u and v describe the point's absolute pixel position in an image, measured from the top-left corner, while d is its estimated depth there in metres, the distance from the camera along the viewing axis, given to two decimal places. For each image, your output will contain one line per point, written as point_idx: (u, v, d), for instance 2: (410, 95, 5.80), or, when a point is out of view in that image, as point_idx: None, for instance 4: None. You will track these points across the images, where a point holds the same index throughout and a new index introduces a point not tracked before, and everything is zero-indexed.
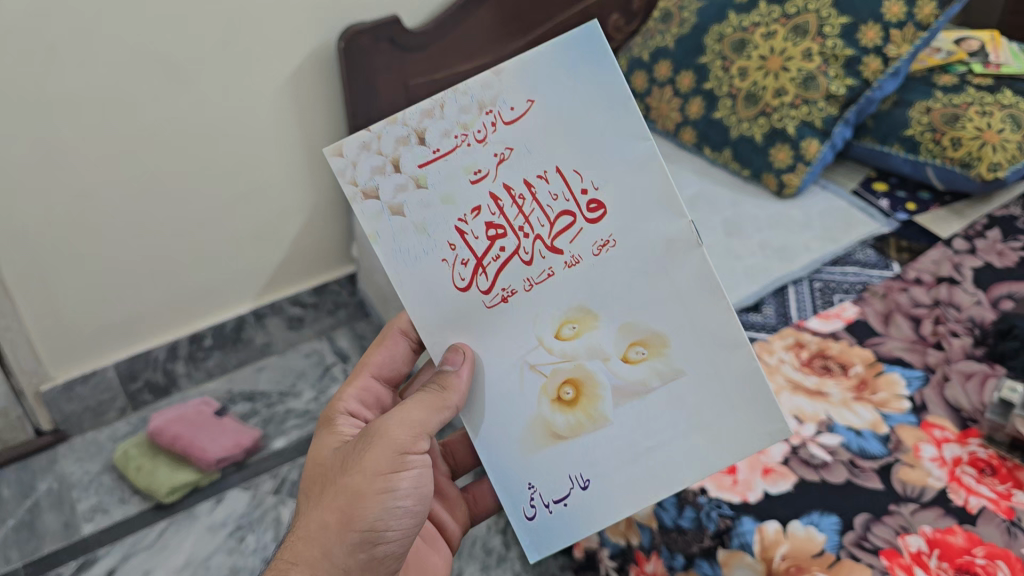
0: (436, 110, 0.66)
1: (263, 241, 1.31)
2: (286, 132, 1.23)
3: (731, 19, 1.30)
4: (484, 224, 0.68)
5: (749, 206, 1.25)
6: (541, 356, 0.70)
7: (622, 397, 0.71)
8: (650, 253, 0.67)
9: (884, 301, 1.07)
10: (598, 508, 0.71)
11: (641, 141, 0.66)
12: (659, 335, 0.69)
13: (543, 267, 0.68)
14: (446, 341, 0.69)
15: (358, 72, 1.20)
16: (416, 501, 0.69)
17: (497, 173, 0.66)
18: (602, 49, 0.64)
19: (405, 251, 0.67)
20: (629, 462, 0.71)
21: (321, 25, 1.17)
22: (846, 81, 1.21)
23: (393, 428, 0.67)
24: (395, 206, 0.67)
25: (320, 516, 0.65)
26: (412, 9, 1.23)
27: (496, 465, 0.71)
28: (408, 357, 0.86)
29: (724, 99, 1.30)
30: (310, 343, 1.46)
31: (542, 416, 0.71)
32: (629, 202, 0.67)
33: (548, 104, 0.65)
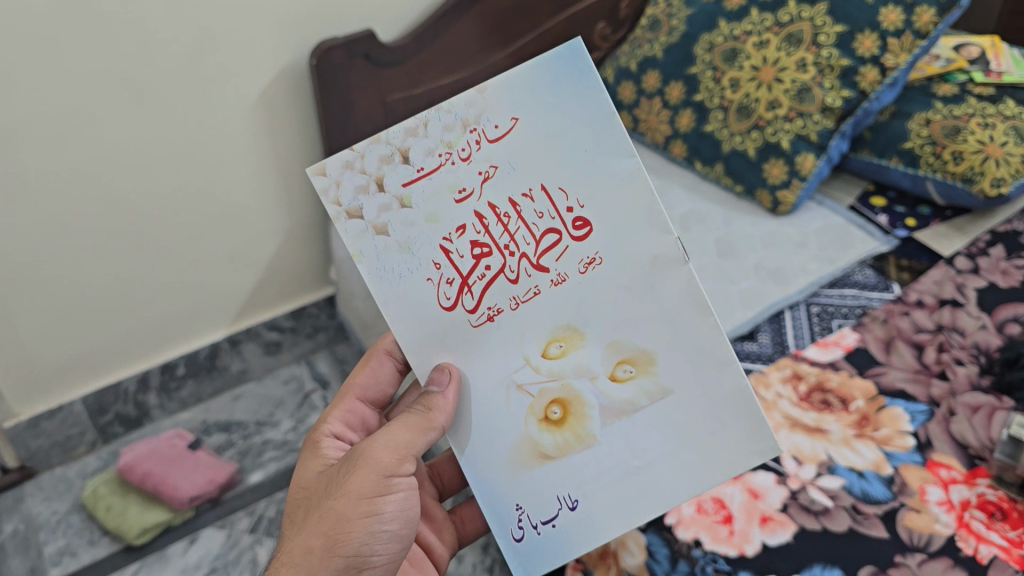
0: (420, 128, 0.67)
1: (237, 265, 1.25)
2: (258, 152, 1.18)
3: (721, 27, 1.24)
4: (470, 243, 0.68)
5: (742, 224, 1.19)
6: (527, 375, 0.70)
7: (609, 416, 0.71)
8: (635, 271, 0.68)
9: (885, 326, 1.02)
10: (588, 529, 0.71)
11: (625, 158, 0.67)
12: (647, 353, 0.70)
13: (529, 286, 0.69)
14: (431, 361, 0.70)
15: (333, 90, 1.14)
16: (404, 524, 0.69)
17: (482, 191, 0.67)
18: (587, 67, 0.65)
19: (390, 270, 0.68)
20: (618, 481, 0.71)
21: (293, 41, 1.11)
22: (842, 93, 1.16)
23: (377, 450, 0.68)
24: (379, 225, 0.67)
25: (305, 540, 0.66)
26: (387, 23, 1.18)
27: (484, 486, 0.71)
28: (394, 378, 0.85)
29: (715, 111, 1.24)
30: (288, 369, 1.40)
31: (529, 436, 0.71)
32: (615, 219, 0.68)
33: (534, 122, 0.66)
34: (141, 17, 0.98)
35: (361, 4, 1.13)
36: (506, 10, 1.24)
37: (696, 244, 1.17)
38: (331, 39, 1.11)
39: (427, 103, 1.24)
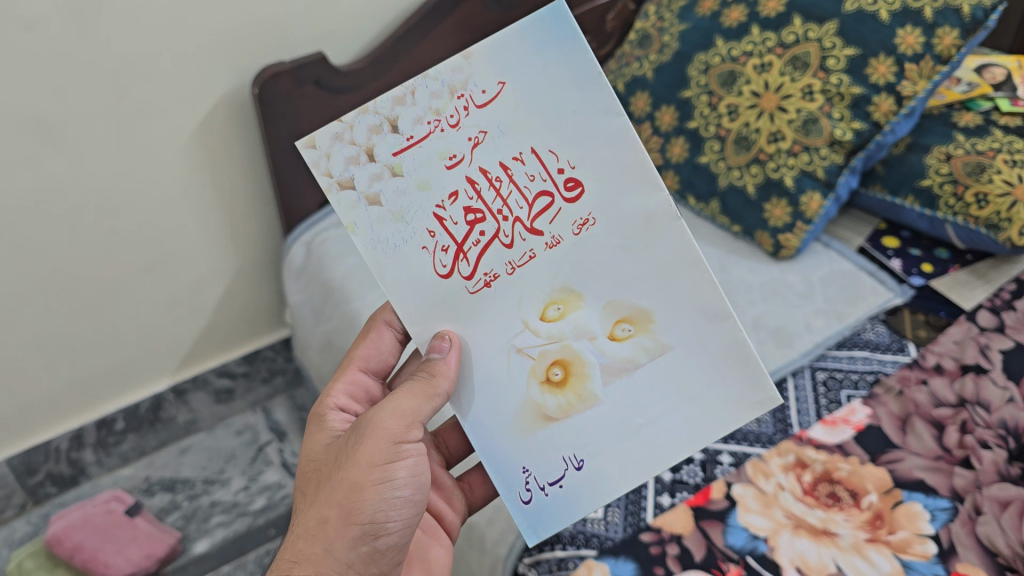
0: (408, 96, 0.63)
1: (179, 310, 1.13)
2: (199, 189, 1.05)
3: (718, 46, 1.11)
4: (463, 208, 0.65)
5: (739, 270, 1.07)
6: (527, 339, 0.67)
7: (608, 375, 0.68)
8: (629, 232, 0.65)
9: (899, 400, 0.91)
10: (597, 488, 0.68)
11: (613, 117, 0.64)
12: (643, 311, 0.67)
13: (524, 251, 0.66)
14: (430, 329, 0.66)
15: (279, 121, 1.01)
16: (415, 490, 0.64)
17: (473, 157, 0.64)
18: (570, 27, 0.62)
19: (384, 239, 0.64)
20: (621, 440, 0.68)
21: (234, 67, 0.98)
22: (853, 125, 1.04)
23: (383, 416, 0.64)
24: (373, 196, 0.64)
25: (320, 511, 0.61)
26: (340, 45, 1.05)
27: (490, 452, 0.67)
28: (394, 349, 0.78)
29: (711, 141, 1.11)
30: (242, 416, 1.28)
31: (532, 398, 0.67)
32: (606, 180, 0.65)
33: (522, 86, 0.63)
34: (52, 47, 0.85)
35: (311, 24, 1.00)
36: (479, 29, 1.11)
37: None
38: (275, 64, 0.98)
39: None
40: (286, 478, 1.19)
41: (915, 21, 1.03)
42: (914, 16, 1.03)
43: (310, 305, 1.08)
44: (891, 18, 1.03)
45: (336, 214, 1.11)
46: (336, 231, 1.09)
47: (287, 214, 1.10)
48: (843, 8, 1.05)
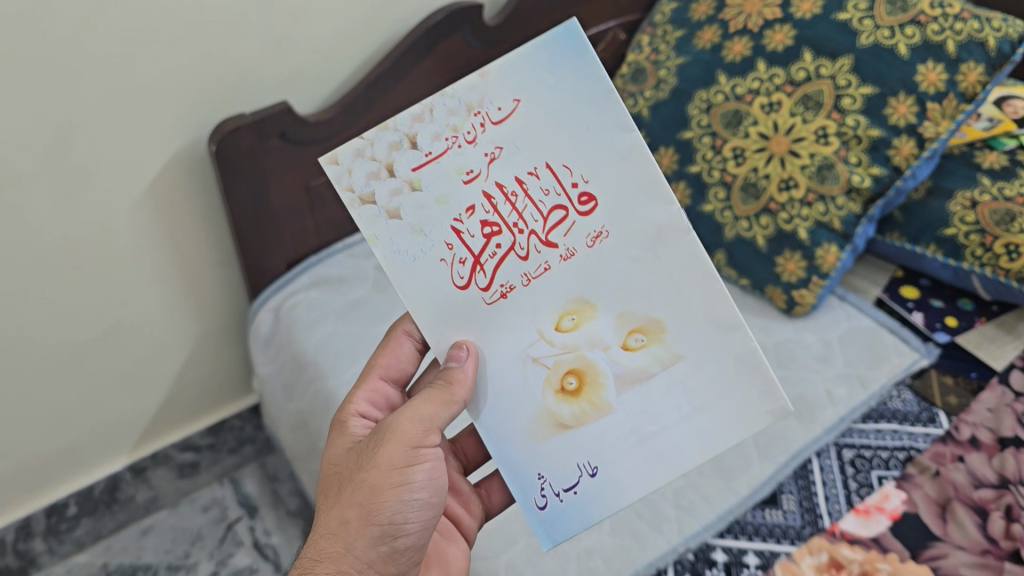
0: (426, 113, 0.60)
1: (137, 381, 1.02)
2: (155, 252, 0.94)
3: (721, 83, 1.02)
4: (480, 220, 0.61)
5: (751, 330, 0.98)
6: (542, 348, 0.63)
7: (622, 384, 0.64)
8: (642, 241, 0.63)
9: (937, 484, 0.82)
10: (612, 495, 0.63)
11: (625, 133, 0.61)
12: (656, 321, 0.64)
13: (539, 263, 0.62)
14: (447, 339, 0.62)
15: (242, 181, 0.89)
16: (433, 493, 0.62)
17: (489, 172, 0.61)
18: (585, 47, 0.60)
19: (402, 252, 0.61)
20: (634, 448, 0.64)
21: (188, 120, 0.87)
22: (871, 170, 0.95)
23: (400, 420, 0.61)
24: (392, 209, 0.60)
25: (340, 511, 0.59)
26: (307, 93, 0.94)
27: (504, 458, 0.63)
28: (413, 358, 0.75)
29: (715, 187, 1.02)
30: (209, 490, 1.16)
31: (546, 407, 0.64)
32: (620, 192, 0.62)
33: (538, 101, 0.61)
34: None
35: (273, 70, 0.90)
36: (461, 69, 1.01)
37: None
38: (234, 118, 0.86)
39: None
40: (258, 561, 1.08)
41: (937, 56, 0.94)
42: (936, 50, 0.94)
43: (280, 377, 0.97)
44: (910, 53, 0.95)
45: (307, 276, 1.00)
46: (307, 293, 0.98)
47: (252, 278, 0.99)
48: (858, 42, 0.96)
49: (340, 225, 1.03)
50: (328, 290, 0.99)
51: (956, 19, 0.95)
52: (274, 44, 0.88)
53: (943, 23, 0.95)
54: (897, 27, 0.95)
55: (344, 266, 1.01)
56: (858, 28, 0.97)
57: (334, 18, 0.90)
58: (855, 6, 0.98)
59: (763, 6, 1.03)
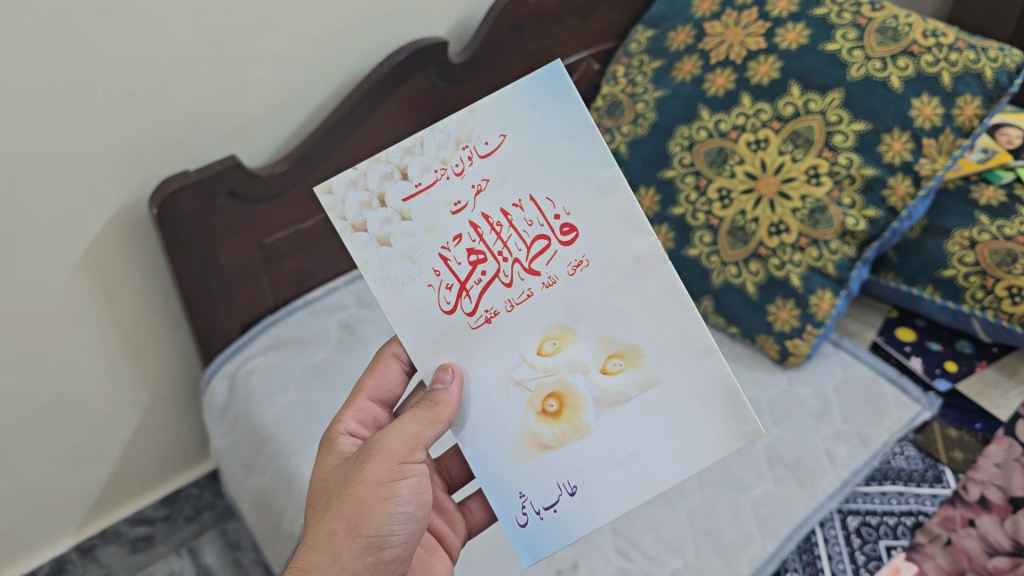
0: (416, 146, 0.60)
1: (80, 458, 0.93)
2: (95, 323, 0.85)
3: (704, 118, 0.96)
4: (466, 249, 0.60)
5: (742, 383, 0.92)
6: (524, 372, 0.60)
7: (602, 407, 0.61)
8: (617, 270, 0.59)
9: (949, 553, 0.76)
10: (592, 514, 0.60)
11: (604, 167, 0.59)
12: (633, 345, 0.60)
13: (522, 289, 0.60)
14: (435, 360, 0.60)
15: (188, 244, 0.81)
16: (418, 506, 0.59)
17: (475, 203, 0.59)
18: (567, 85, 0.59)
19: (391, 278, 0.59)
20: (612, 470, 0.60)
21: (127, 181, 0.79)
22: (866, 212, 0.90)
23: (386, 437, 0.58)
24: (383, 237, 0.59)
25: (327, 523, 0.56)
26: (258, 144, 0.86)
27: (486, 476, 0.60)
28: (400, 380, 0.71)
29: (700, 230, 0.95)
30: (166, 561, 1.07)
31: (528, 427, 0.60)
32: (599, 221, 0.59)
33: (523, 138, 0.59)
34: None
35: (219, 120, 0.82)
36: (426, 110, 0.94)
37: None
38: (176, 177, 0.78)
39: (321, 233, 0.93)
40: None
41: (931, 88, 0.89)
42: (931, 83, 0.89)
43: (238, 451, 0.89)
44: (904, 86, 0.89)
45: (263, 339, 0.92)
46: (264, 357, 0.91)
47: (204, 344, 0.90)
48: (848, 75, 0.90)
49: (299, 280, 0.95)
50: (288, 352, 0.91)
51: (950, 48, 0.90)
52: (219, 92, 0.80)
53: (937, 53, 0.90)
54: (888, 59, 0.90)
55: (303, 327, 0.93)
56: (848, 60, 0.91)
57: (285, 61, 0.83)
58: (844, 35, 0.92)
59: (745, 35, 0.97)
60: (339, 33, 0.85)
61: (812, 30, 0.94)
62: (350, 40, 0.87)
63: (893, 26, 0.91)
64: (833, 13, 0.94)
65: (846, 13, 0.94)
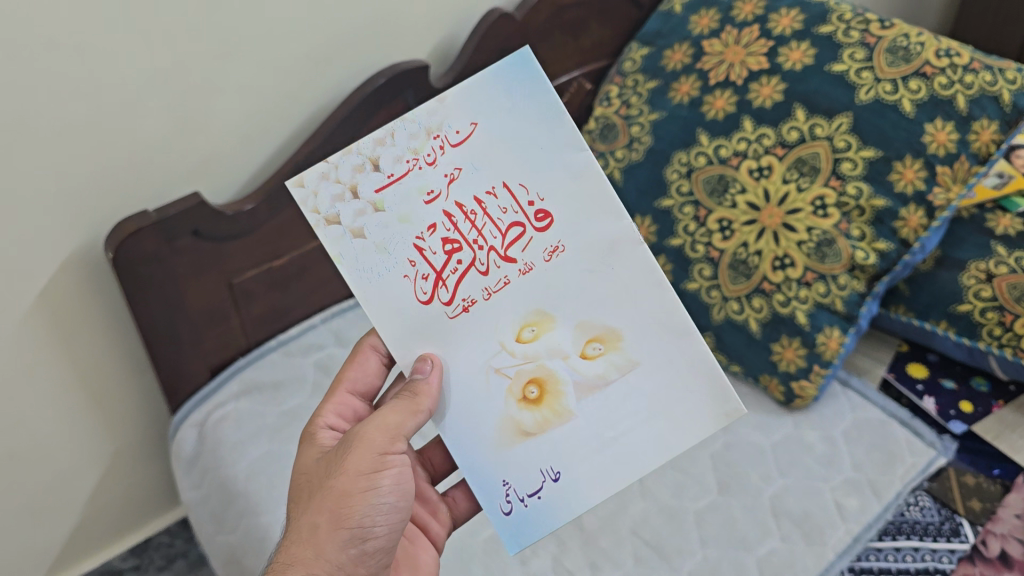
0: (387, 137, 0.58)
1: (40, 512, 0.88)
2: (51, 373, 0.79)
3: (704, 143, 0.91)
4: (441, 238, 0.58)
5: (744, 427, 0.87)
6: (503, 359, 0.59)
7: (583, 392, 0.61)
8: (593, 256, 0.59)
9: None
10: (577, 498, 0.60)
11: (576, 154, 0.59)
12: (613, 330, 0.60)
13: (499, 278, 0.59)
14: (413, 351, 0.59)
15: (147, 289, 0.75)
16: (401, 496, 0.58)
17: (449, 192, 0.58)
18: (536, 72, 0.59)
19: (365, 270, 0.58)
20: (595, 454, 0.60)
21: (81, 225, 0.73)
22: (877, 244, 0.84)
23: (366, 428, 0.57)
24: (357, 229, 0.58)
25: (310, 515, 0.55)
26: (226, 179, 0.81)
27: (469, 465, 0.59)
28: (381, 373, 0.68)
29: (700, 263, 0.90)
30: None
31: (509, 414, 0.60)
32: (575, 206, 0.59)
33: (494, 127, 0.59)
34: None
35: (182, 156, 0.76)
36: None
37: (690, 468, 0.84)
38: (133, 218, 0.72)
39: (295, 270, 0.87)
40: None
41: (946, 113, 0.82)
42: (945, 106, 0.82)
43: (207, 507, 0.82)
44: (916, 110, 0.83)
45: (234, 386, 0.86)
46: (236, 404, 0.85)
47: (170, 390, 0.85)
48: (857, 98, 0.84)
49: (272, 319, 0.89)
50: (260, 399, 0.85)
51: (965, 70, 0.83)
52: (181, 126, 0.75)
53: (952, 74, 0.83)
54: (899, 81, 0.84)
55: (277, 369, 0.87)
56: (856, 81, 0.85)
57: (253, 91, 0.78)
58: (851, 55, 0.86)
59: (746, 54, 0.92)
60: (311, 59, 0.80)
61: (818, 49, 0.88)
62: (323, 66, 0.81)
63: (904, 45, 0.85)
64: (840, 30, 0.88)
65: (854, 31, 0.88)
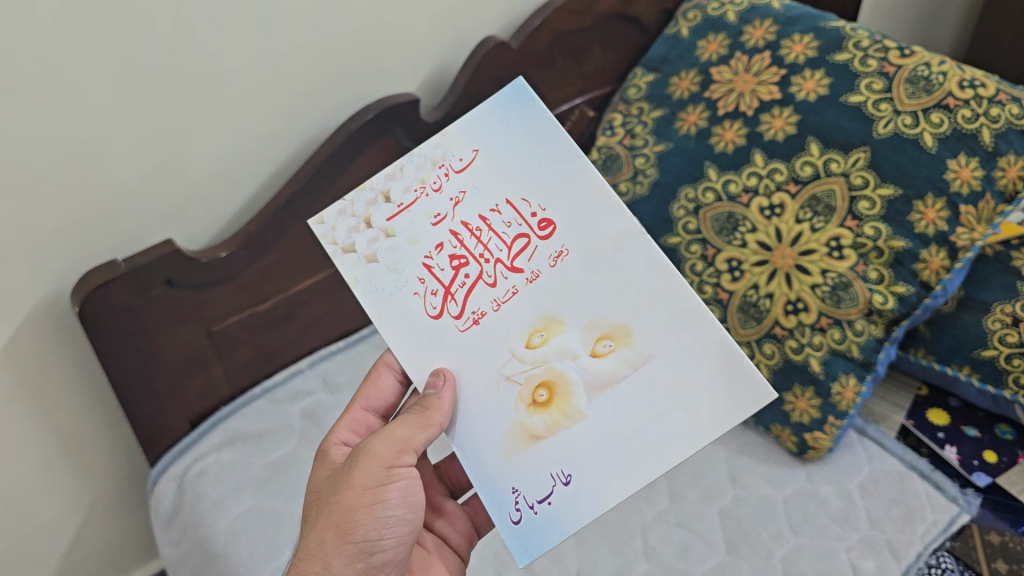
0: (397, 172, 0.60)
1: (12, 564, 0.83)
2: (21, 421, 0.76)
3: (712, 178, 0.86)
4: (448, 254, 0.58)
5: (754, 476, 0.82)
6: (514, 366, 0.55)
7: (592, 391, 0.54)
8: (594, 254, 0.55)
9: None
10: (588, 502, 0.52)
11: (573, 161, 0.57)
12: (622, 324, 0.54)
13: (506, 288, 0.56)
14: (428, 367, 0.57)
15: (117, 339, 0.73)
16: (410, 508, 0.54)
17: (454, 213, 0.58)
18: (533, 99, 0.59)
19: (378, 291, 0.58)
20: (606, 453, 0.53)
21: (50, 269, 0.71)
22: (895, 288, 0.78)
23: (374, 442, 0.54)
24: (370, 254, 0.59)
25: (317, 531, 0.53)
26: (201, 216, 0.79)
27: (481, 477, 0.55)
28: (396, 391, 0.65)
29: (709, 306, 0.85)
30: None
31: (518, 421, 0.55)
32: (577, 209, 0.56)
33: (494, 150, 0.59)
34: None
35: (155, 198, 0.75)
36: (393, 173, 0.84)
37: (697, 528, 0.77)
38: (103, 269, 0.70)
39: (282, 314, 0.84)
40: None
41: (970, 147, 0.76)
42: (969, 141, 0.76)
43: (187, 564, 0.77)
44: (938, 145, 0.77)
45: (216, 436, 0.82)
46: (217, 456, 0.80)
47: (149, 441, 0.81)
48: (875, 132, 0.79)
49: (258, 363, 0.86)
50: (242, 450, 0.80)
51: (991, 101, 0.76)
52: (153, 167, 0.73)
53: (976, 107, 0.77)
54: (920, 113, 0.78)
55: (262, 418, 0.83)
56: (873, 114, 0.80)
57: (228, 128, 0.76)
58: (869, 86, 0.81)
59: (757, 83, 0.87)
60: (291, 96, 0.79)
61: (833, 78, 0.83)
62: (303, 101, 0.80)
63: (926, 75, 0.79)
64: (857, 58, 0.83)
65: (871, 59, 0.82)
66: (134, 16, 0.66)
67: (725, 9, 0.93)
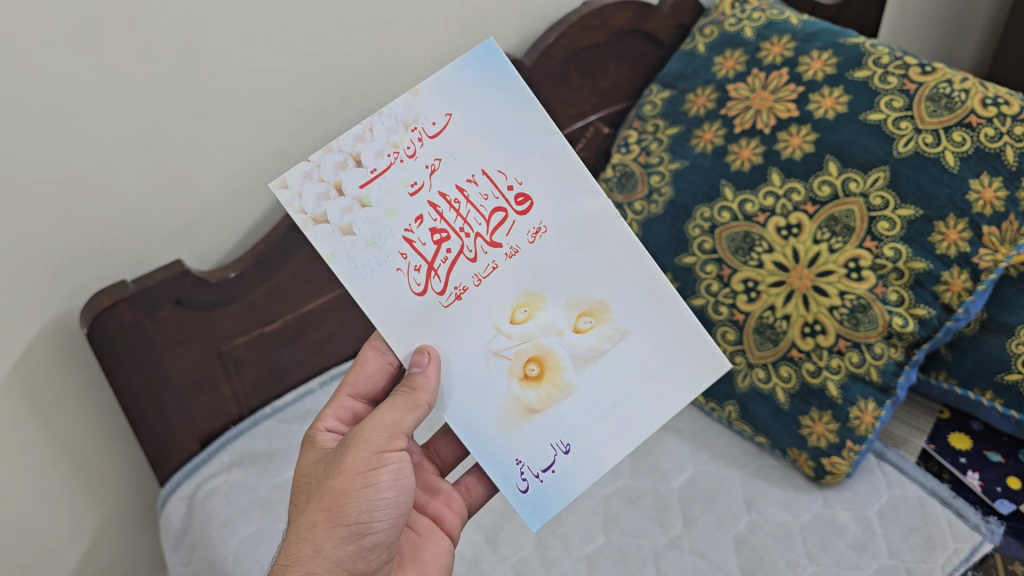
0: (366, 133, 0.55)
1: None
2: (29, 438, 0.76)
3: (728, 198, 0.85)
4: (429, 228, 0.55)
5: (771, 499, 0.80)
6: (501, 342, 0.57)
7: (580, 364, 0.59)
8: (577, 233, 0.57)
9: None
10: (585, 467, 0.58)
11: (546, 135, 0.57)
12: (600, 302, 0.58)
13: (487, 263, 0.57)
14: (410, 344, 0.56)
15: (126, 362, 0.73)
16: (400, 491, 0.54)
17: (433, 182, 0.56)
18: (503, 62, 0.56)
19: (358, 268, 0.55)
20: (600, 422, 0.58)
21: (60, 288, 0.71)
22: (916, 310, 0.76)
23: (364, 428, 0.54)
24: (346, 226, 0.54)
25: (308, 514, 0.52)
26: (211, 234, 0.78)
27: (481, 451, 0.57)
28: (385, 374, 0.63)
29: (723, 326, 0.84)
30: None
31: (513, 395, 0.58)
32: (551, 187, 0.57)
33: (466, 115, 0.56)
34: None
35: (164, 219, 0.74)
36: None
37: (711, 554, 0.75)
38: (111, 290, 0.71)
39: (292, 333, 0.85)
40: None
41: (993, 167, 0.74)
42: (992, 160, 0.74)
43: None
44: (960, 164, 0.75)
45: (225, 456, 0.81)
46: (227, 476, 0.79)
47: (158, 460, 0.81)
48: (895, 151, 0.78)
49: (268, 383, 0.85)
50: (252, 469, 0.80)
51: (1015, 120, 0.74)
52: (164, 186, 0.73)
53: (1000, 125, 0.75)
54: (942, 132, 0.76)
55: (272, 438, 0.82)
56: (894, 133, 0.78)
57: (240, 147, 0.76)
58: (888, 104, 0.80)
59: (774, 100, 0.86)
60: (302, 115, 0.79)
61: (851, 96, 0.82)
62: (315, 120, 0.80)
63: (947, 93, 0.78)
64: (877, 75, 0.82)
65: (891, 76, 0.81)
66: (145, 36, 0.66)
67: (742, 25, 0.92)
